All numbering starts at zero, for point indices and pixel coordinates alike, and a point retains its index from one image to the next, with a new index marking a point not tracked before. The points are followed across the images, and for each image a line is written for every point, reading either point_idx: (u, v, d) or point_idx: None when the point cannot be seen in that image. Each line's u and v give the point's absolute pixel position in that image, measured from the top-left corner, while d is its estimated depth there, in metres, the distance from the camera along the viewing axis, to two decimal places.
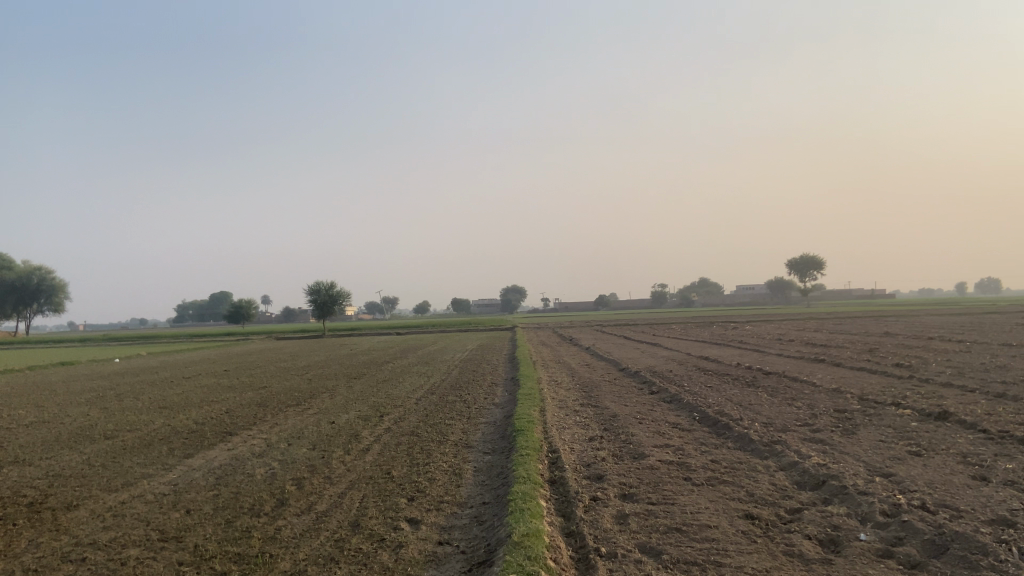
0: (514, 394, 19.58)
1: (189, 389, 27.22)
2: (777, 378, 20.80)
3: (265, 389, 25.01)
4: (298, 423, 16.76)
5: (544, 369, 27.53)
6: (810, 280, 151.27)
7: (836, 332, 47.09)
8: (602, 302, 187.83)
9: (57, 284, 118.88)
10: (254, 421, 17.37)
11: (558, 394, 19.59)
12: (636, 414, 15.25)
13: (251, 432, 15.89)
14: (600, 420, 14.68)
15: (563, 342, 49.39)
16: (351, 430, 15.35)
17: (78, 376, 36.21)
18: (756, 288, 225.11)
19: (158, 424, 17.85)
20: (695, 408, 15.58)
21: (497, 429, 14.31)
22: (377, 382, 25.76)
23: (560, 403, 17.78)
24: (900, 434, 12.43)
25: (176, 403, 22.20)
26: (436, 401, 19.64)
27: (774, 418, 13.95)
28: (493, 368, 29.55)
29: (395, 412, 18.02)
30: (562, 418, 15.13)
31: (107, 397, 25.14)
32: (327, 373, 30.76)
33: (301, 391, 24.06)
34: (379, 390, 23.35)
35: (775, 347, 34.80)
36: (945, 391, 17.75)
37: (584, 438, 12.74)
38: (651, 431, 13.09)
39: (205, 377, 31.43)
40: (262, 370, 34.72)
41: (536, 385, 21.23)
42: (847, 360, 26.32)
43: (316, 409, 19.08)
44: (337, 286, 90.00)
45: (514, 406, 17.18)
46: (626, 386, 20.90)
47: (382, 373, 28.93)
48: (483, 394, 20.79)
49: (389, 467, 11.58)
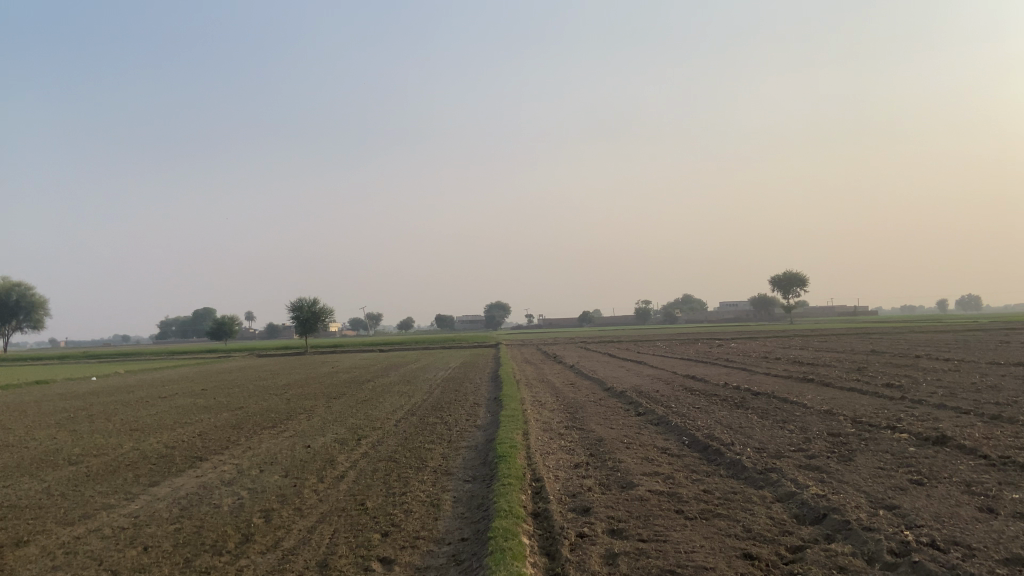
0: (496, 416, 19.00)
1: (163, 409, 26.41)
2: (767, 399, 20.34)
3: (241, 410, 24.29)
4: (272, 447, 16.09)
5: (527, 389, 26.95)
6: (793, 296, 151.59)
7: (822, 350, 46.80)
8: (586, 319, 187.50)
9: (36, 301, 117.53)
10: (226, 445, 16.67)
11: (542, 415, 19.02)
12: (623, 437, 14.71)
13: (222, 457, 15.20)
14: (586, 445, 14.13)
15: (547, 360, 48.83)
16: (326, 455, 14.70)
17: (51, 395, 35.24)
18: (740, 305, 225.67)
19: (126, 449, 17.10)
20: (684, 432, 15.06)
21: (478, 454, 13.73)
22: (357, 402, 25.09)
23: (544, 425, 17.23)
24: (899, 461, 11.94)
25: (147, 425, 21.42)
26: (416, 423, 19.02)
27: (767, 443, 13.43)
28: (476, 387, 28.94)
29: (374, 435, 17.38)
30: (546, 442, 14.57)
31: (77, 419, 24.31)
32: (306, 393, 29.99)
33: (278, 412, 23.34)
34: (358, 410, 22.69)
35: (762, 365, 34.41)
36: (939, 412, 17.32)
37: (570, 465, 12.18)
38: (640, 457, 12.54)
39: (181, 397, 30.61)
40: (241, 389, 33.92)
41: (519, 406, 20.66)
42: (836, 379, 25.90)
43: (292, 432, 18.40)
44: (320, 302, 89.08)
45: (497, 430, 16.59)
46: (612, 407, 20.36)
47: (362, 393, 28.22)
48: (465, 415, 20.19)
49: (363, 497, 10.97)
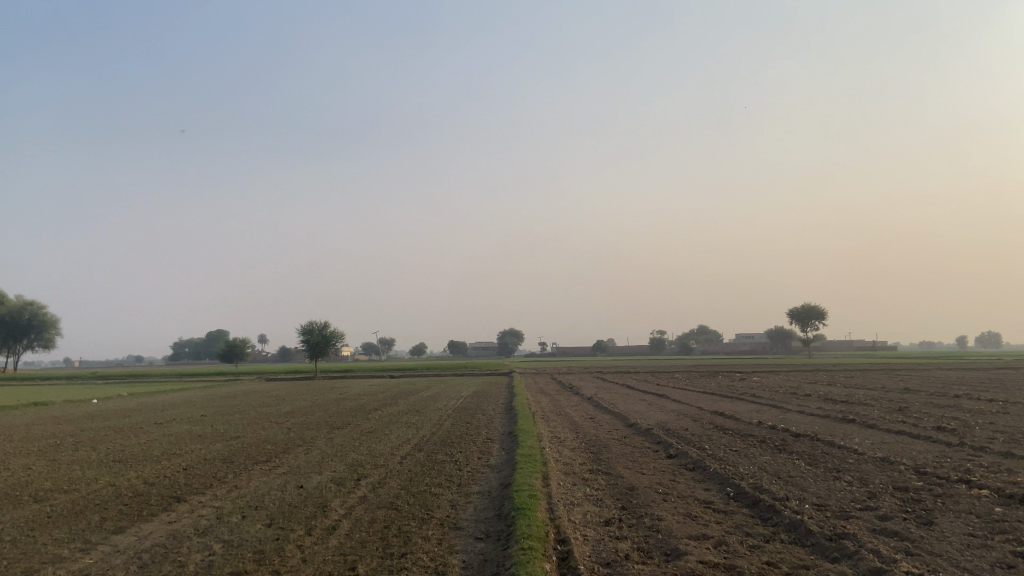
0: (512, 455, 17.18)
1: (155, 437, 24.71)
2: (809, 442, 18.47)
3: (236, 441, 22.53)
4: (261, 487, 14.35)
5: (545, 424, 25.04)
6: (811, 330, 148.92)
7: (851, 386, 44.58)
8: (600, 349, 184.95)
9: (49, 320, 116.78)
10: (210, 483, 14.93)
11: (562, 455, 17.20)
12: (657, 487, 12.91)
13: (203, 498, 13.45)
14: (615, 494, 12.35)
15: (562, 392, 46.85)
16: (319, 500, 12.93)
17: (44, 418, 33.66)
18: (756, 338, 223.02)
19: (101, 485, 15.40)
20: (727, 482, 13.24)
21: (492, 504, 11.94)
22: (361, 434, 23.30)
23: (565, 467, 15.40)
24: (991, 525, 10.15)
25: (132, 456, 19.72)
26: (423, 461, 17.21)
27: (828, 500, 11.60)
28: (489, 420, 27.10)
29: (375, 474, 15.61)
30: (569, 490, 12.77)
31: (62, 446, 22.62)
32: (309, 423, 28.23)
33: (276, 444, 21.58)
34: (362, 445, 20.86)
35: (793, 402, 32.40)
36: (1011, 463, 15.40)
37: (600, 521, 10.42)
38: (681, 514, 10.77)
39: (177, 424, 28.90)
40: (242, 416, 32.24)
41: (536, 444, 18.82)
42: (880, 421, 23.92)
43: (286, 469, 16.65)
44: (331, 327, 87.59)
45: (512, 472, 14.80)
46: (638, 447, 18.52)
47: (368, 424, 26.44)
48: (477, 453, 18.36)
49: (356, 558, 9.21)
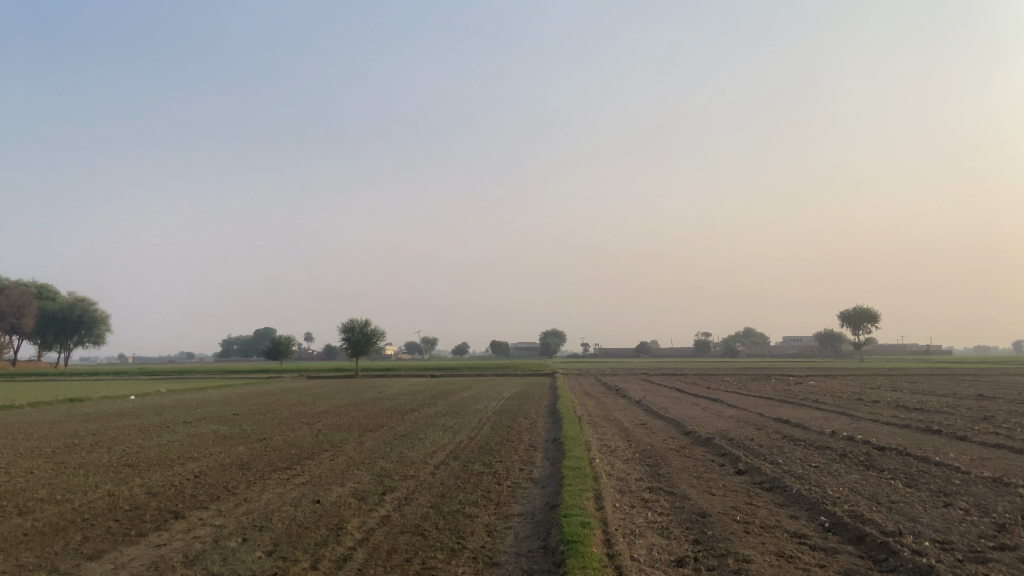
0: (558, 468, 15.16)
1: (176, 439, 23.10)
2: (899, 458, 16.19)
3: (260, 444, 20.80)
4: (273, 502, 12.54)
5: (593, 430, 22.98)
6: (864, 332, 144.11)
7: (918, 392, 41.81)
8: (644, 349, 181.96)
9: (97, 316, 117.70)
10: (218, 495, 13.16)
11: (616, 469, 15.13)
12: (734, 514, 10.83)
13: (203, 514, 11.65)
14: (684, 522, 10.32)
15: (609, 394, 44.67)
16: (335, 521, 11.02)
17: (71, 416, 32.37)
18: (804, 341, 218.01)
19: (98, 495, 13.71)
20: (816, 510, 11.11)
21: (538, 532, 9.96)
22: (392, 439, 21.40)
23: (620, 485, 13.37)
24: None
25: (145, 460, 18.07)
26: (457, 472, 15.25)
27: (952, 539, 9.47)
28: (531, 424, 25.04)
29: (404, 488, 13.73)
30: (628, 515, 10.76)
31: (76, 448, 21.10)
32: (341, 424, 26.53)
33: (300, 448, 19.83)
34: (393, 451, 18.98)
35: (863, 409, 29.75)
36: None
37: (672, 559, 8.43)
38: (772, 552, 8.74)
39: (204, 424, 27.37)
40: (273, 416, 30.66)
41: (586, 455, 16.76)
42: (971, 433, 21.41)
43: (305, 479, 14.79)
44: (371, 325, 86.35)
45: (558, 490, 12.79)
46: (700, 460, 16.40)
47: (403, 427, 24.63)
48: (518, 463, 16.37)
49: None
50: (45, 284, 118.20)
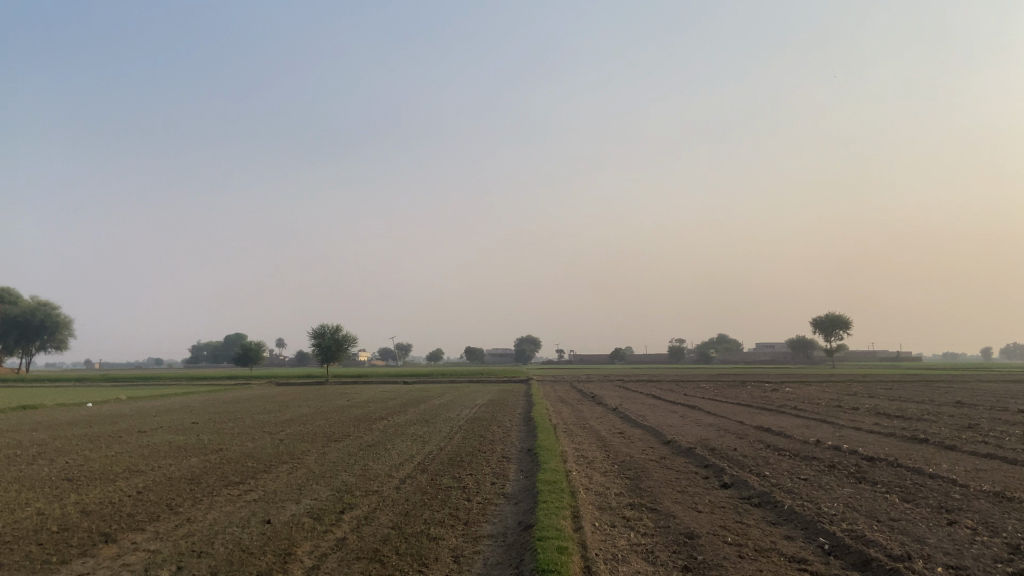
0: (532, 483, 14.14)
1: (126, 450, 21.77)
2: (892, 471, 15.38)
3: (216, 456, 19.56)
4: (218, 523, 11.40)
5: (569, 439, 21.97)
6: (836, 338, 144.65)
7: (897, 399, 41.26)
8: (619, 356, 181.52)
9: (61, 321, 114.99)
10: (159, 515, 11.98)
11: (594, 483, 14.13)
12: (726, 535, 9.90)
13: (138, 538, 10.51)
14: (671, 545, 9.36)
15: (585, 400, 43.84)
16: (284, 544, 9.93)
17: (22, 425, 30.78)
18: (777, 347, 218.97)
19: (27, 513, 12.50)
20: (814, 530, 10.20)
21: (511, 558, 8.92)
22: (357, 450, 20.23)
23: (599, 501, 12.39)
24: None
25: (87, 474, 16.79)
26: (423, 487, 14.16)
27: (967, 563, 8.59)
28: (505, 434, 23.98)
29: (365, 505, 12.63)
30: (609, 536, 9.78)
31: (17, 460, 19.74)
32: (305, 434, 25.33)
33: (258, 460, 18.63)
34: (356, 464, 17.82)
35: (844, 417, 29.00)
36: None
37: None
38: None
39: (159, 434, 25.99)
40: (234, 424, 29.30)
41: (562, 467, 15.75)
42: (960, 442, 20.69)
43: (257, 496, 13.65)
44: (343, 331, 84.75)
45: (532, 507, 11.77)
46: (683, 472, 15.46)
47: (370, 437, 23.49)
48: (490, 477, 15.31)
49: None
50: (6, 287, 114.94)
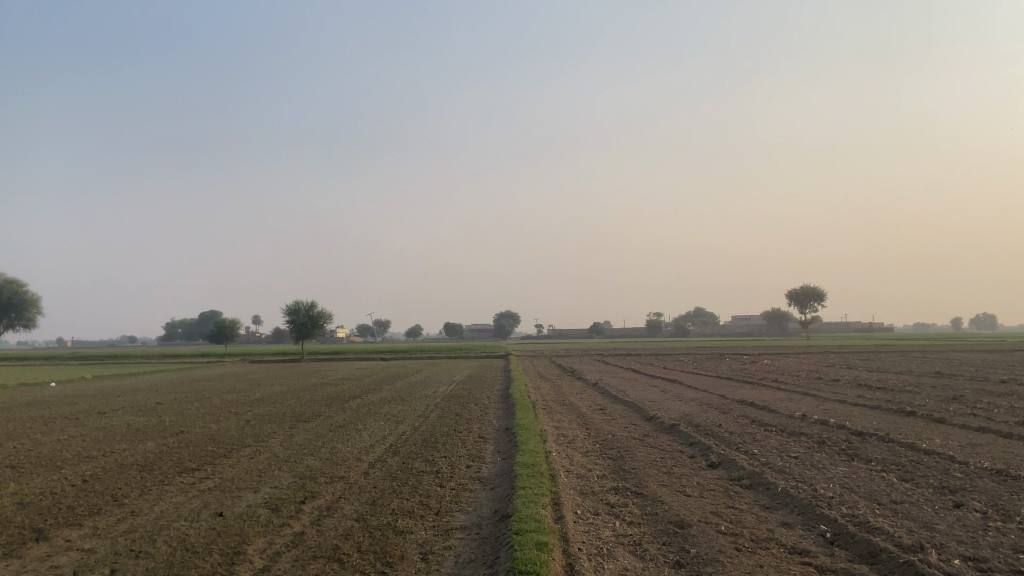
0: (509, 466, 13.23)
1: (82, 433, 20.68)
2: (887, 447, 14.64)
3: (175, 439, 18.52)
4: (165, 517, 10.44)
5: (548, 417, 21.17)
6: (811, 311, 145.11)
7: (876, 370, 40.83)
8: (597, 330, 181.45)
9: (30, 299, 112.57)
10: (103, 508, 10.99)
11: (574, 465, 13.28)
12: (718, 522, 9.06)
13: (73, 535, 9.53)
14: (660, 536, 8.51)
15: (563, 375, 43.19)
16: (233, 542, 8.99)
17: None
18: (752, 319, 220.27)
19: None
20: (813, 516, 9.39)
21: (484, 556, 8.04)
22: (326, 431, 19.24)
23: (580, 485, 11.54)
24: None
25: (35, 461, 15.71)
26: (393, 472, 13.22)
27: (984, 553, 7.81)
28: (481, 412, 23.11)
29: (327, 493, 11.68)
30: (591, 526, 8.93)
31: None
32: (272, 414, 24.36)
33: (220, 443, 17.62)
34: (323, 446, 16.85)
35: (828, 390, 28.36)
36: None
37: None
38: None
39: (120, 415, 24.89)
40: (200, 405, 28.21)
41: (541, 448, 14.86)
42: (950, 415, 20.06)
43: (212, 484, 12.67)
44: (317, 307, 83.43)
45: (508, 495, 10.87)
46: (667, 451, 14.67)
47: (341, 416, 22.56)
48: (464, 459, 14.42)
49: None
50: None
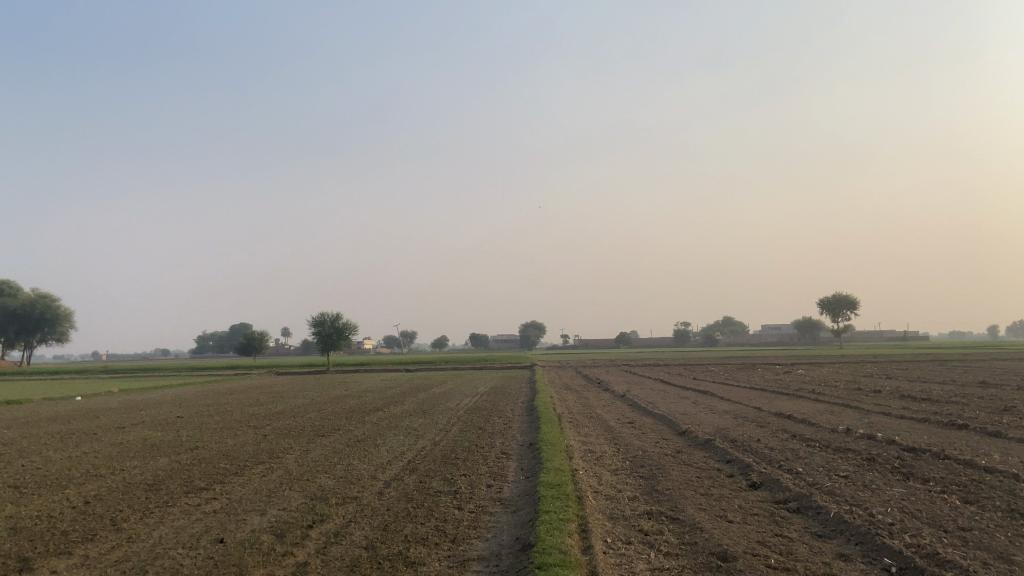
0: (534, 487, 12.32)
1: (95, 449, 20.07)
2: (942, 465, 13.56)
3: (187, 456, 17.83)
4: (161, 543, 9.68)
5: (575, 431, 20.22)
6: (843, 320, 142.50)
7: (917, 381, 39.35)
8: (625, 340, 179.90)
9: (61, 313, 113.47)
10: (98, 535, 10.25)
11: (603, 485, 12.36)
12: (766, 553, 8.10)
13: (60, 565, 8.78)
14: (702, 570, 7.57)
15: (591, 386, 42.23)
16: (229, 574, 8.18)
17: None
18: (783, 329, 217.47)
19: None
20: (873, 546, 8.40)
21: None
22: (342, 447, 18.43)
23: (610, 508, 10.62)
24: None
25: (40, 481, 15.06)
26: (410, 493, 12.36)
27: None
28: (505, 426, 22.19)
29: (338, 516, 10.84)
30: (624, 558, 8.01)
31: None
32: (290, 428, 23.62)
33: (232, 460, 16.89)
34: (338, 463, 16.04)
35: (869, 401, 27.10)
36: None
37: None
38: None
39: (136, 431, 24.27)
40: (220, 419, 27.60)
41: (569, 466, 13.93)
42: (1005, 429, 18.80)
43: (217, 506, 11.92)
44: (343, 319, 83.10)
45: (533, 520, 9.96)
46: (703, 470, 13.68)
47: (360, 431, 21.78)
48: (486, 478, 13.51)
49: None
50: (5, 279, 113.49)
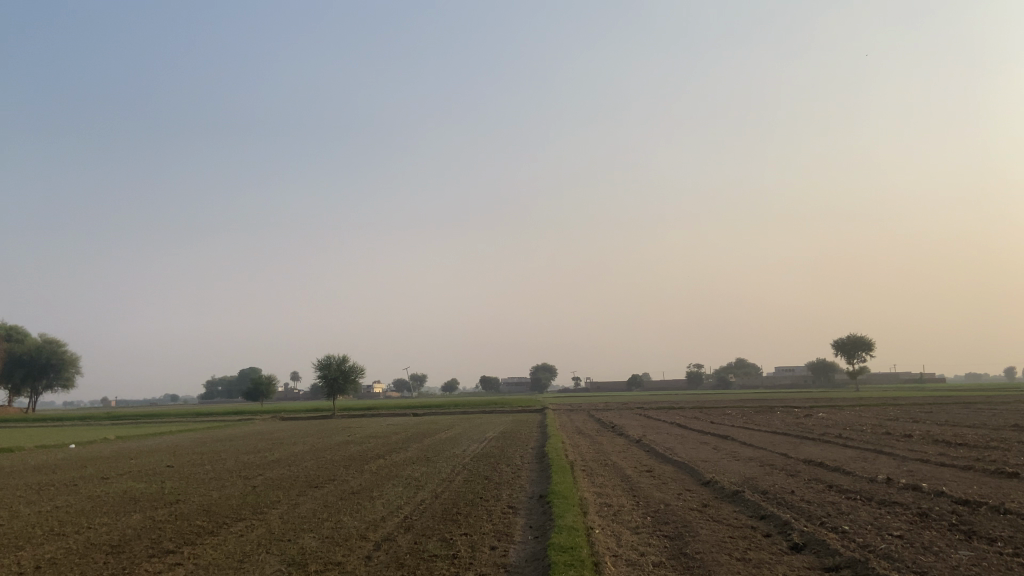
0: (543, 550, 10.76)
1: (68, 503, 18.55)
2: (1005, 521, 11.94)
3: (163, 510, 16.29)
4: None
5: (589, 481, 18.63)
6: (859, 361, 140.12)
7: (946, 424, 37.51)
8: (636, 383, 177.57)
9: (68, 358, 112.14)
10: None
11: (624, 548, 10.81)
12: None
13: None
14: None
15: (604, 431, 40.49)
16: None
17: None
18: (796, 371, 214.82)
19: None
20: None
21: None
22: (334, 501, 16.88)
23: None
24: None
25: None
26: (401, 558, 10.78)
27: None
28: (513, 475, 20.57)
29: None
30: None
31: None
32: (283, 479, 22.02)
33: (211, 516, 15.34)
34: (326, 520, 14.48)
35: (903, 447, 25.33)
36: None
37: None
38: None
39: (119, 481, 22.73)
40: (211, 468, 26.02)
41: (584, 524, 12.36)
42: None
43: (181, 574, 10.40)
44: (349, 362, 81.62)
45: None
46: (735, 528, 12.10)
47: (356, 482, 20.21)
48: (490, 539, 11.94)
49: None
50: (12, 325, 112.68)
